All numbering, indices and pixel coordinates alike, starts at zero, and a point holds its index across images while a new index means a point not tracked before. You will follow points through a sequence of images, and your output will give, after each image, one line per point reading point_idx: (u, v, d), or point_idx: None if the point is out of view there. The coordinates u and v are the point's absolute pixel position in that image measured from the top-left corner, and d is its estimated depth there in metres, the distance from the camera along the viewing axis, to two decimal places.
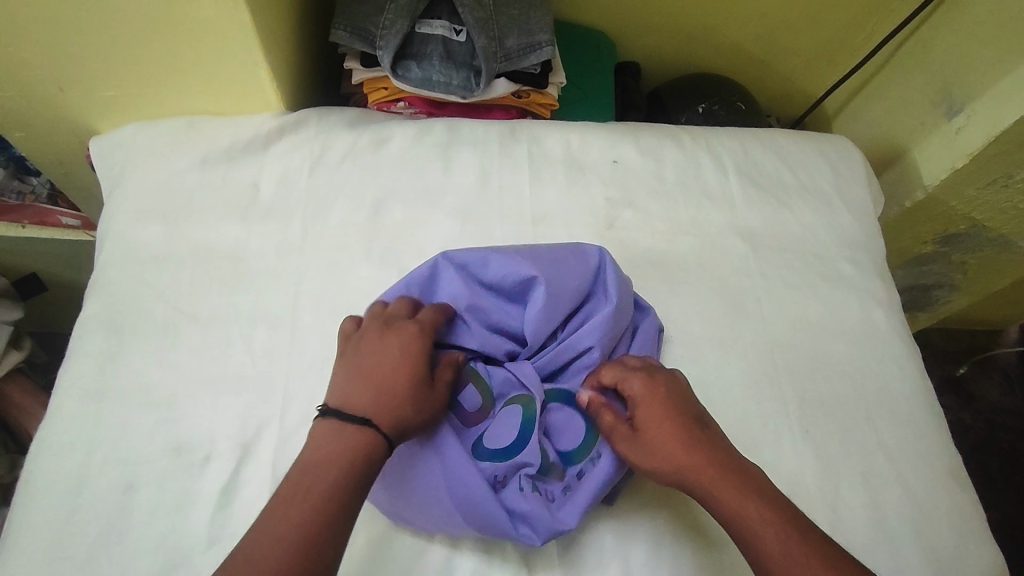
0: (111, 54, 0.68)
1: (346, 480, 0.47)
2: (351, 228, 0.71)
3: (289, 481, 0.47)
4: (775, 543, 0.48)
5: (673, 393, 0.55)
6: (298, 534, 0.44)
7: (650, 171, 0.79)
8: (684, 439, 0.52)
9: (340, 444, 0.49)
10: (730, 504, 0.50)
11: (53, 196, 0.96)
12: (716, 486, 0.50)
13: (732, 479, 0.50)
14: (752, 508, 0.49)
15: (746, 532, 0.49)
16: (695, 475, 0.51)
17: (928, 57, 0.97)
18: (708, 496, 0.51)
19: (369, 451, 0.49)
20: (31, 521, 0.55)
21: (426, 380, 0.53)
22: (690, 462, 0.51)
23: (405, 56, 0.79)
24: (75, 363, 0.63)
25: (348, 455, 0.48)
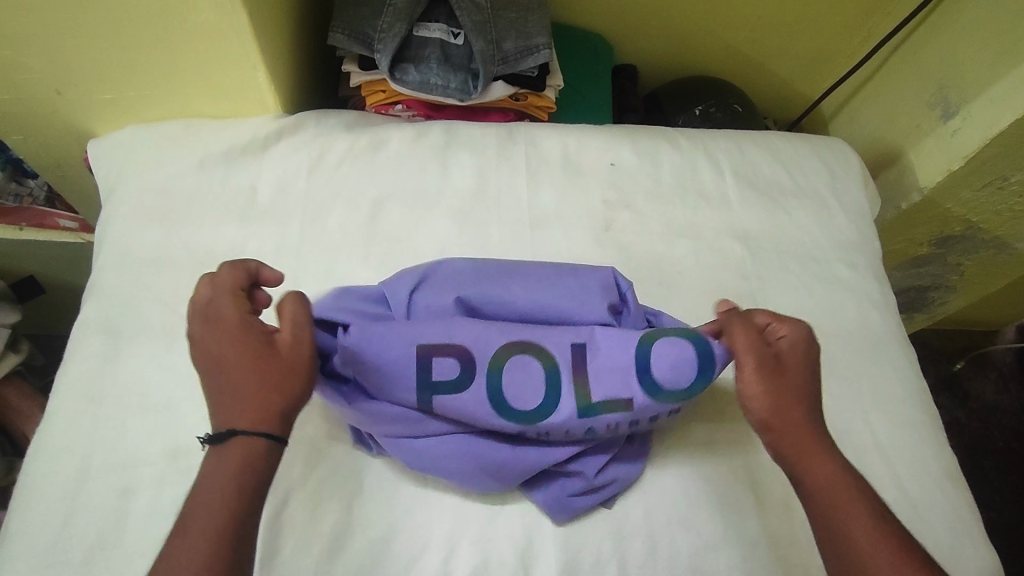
0: (109, 57, 0.68)
1: (240, 491, 0.45)
2: (349, 230, 0.71)
3: (188, 502, 0.45)
4: (859, 520, 0.48)
5: (812, 348, 0.55)
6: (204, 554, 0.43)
7: (647, 173, 0.80)
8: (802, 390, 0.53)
9: (225, 459, 0.45)
10: (823, 470, 0.51)
11: (50, 198, 0.95)
12: (815, 450, 0.51)
13: (825, 450, 0.51)
14: (844, 483, 0.50)
15: (829, 496, 0.50)
16: (796, 428, 0.52)
17: (923, 59, 0.97)
18: (798, 454, 0.51)
19: (250, 453, 0.46)
20: (29, 524, 0.55)
21: (261, 349, 0.48)
22: (794, 420, 0.52)
23: (403, 59, 0.80)
24: (73, 366, 0.63)
25: (237, 467, 0.45)
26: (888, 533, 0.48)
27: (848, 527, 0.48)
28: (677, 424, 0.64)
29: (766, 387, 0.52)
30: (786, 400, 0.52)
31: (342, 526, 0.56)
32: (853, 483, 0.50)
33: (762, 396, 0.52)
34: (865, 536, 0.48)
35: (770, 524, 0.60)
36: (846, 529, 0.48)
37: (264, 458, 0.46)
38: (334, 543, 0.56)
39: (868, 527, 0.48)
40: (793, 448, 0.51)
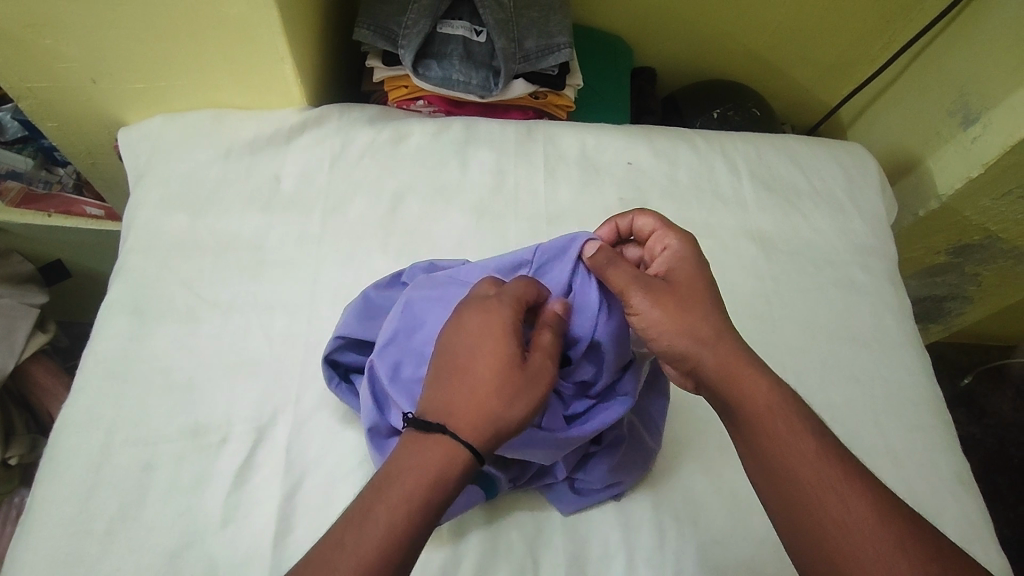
0: (144, 49, 0.71)
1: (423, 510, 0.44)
2: (369, 221, 0.73)
3: (378, 485, 0.45)
4: (790, 434, 0.47)
5: (692, 262, 0.54)
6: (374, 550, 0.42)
7: (665, 173, 0.80)
8: (700, 312, 0.51)
9: (394, 510, 0.43)
10: (754, 399, 0.48)
11: (78, 186, 1.01)
12: (737, 374, 0.49)
13: (749, 369, 0.49)
14: (778, 407, 0.48)
15: (766, 430, 0.47)
16: (709, 347, 0.50)
17: (945, 67, 0.97)
18: (721, 379, 0.49)
19: (446, 461, 0.45)
20: (53, 496, 0.57)
21: (516, 356, 0.48)
22: (715, 345, 0.50)
23: (426, 55, 0.81)
24: (99, 344, 0.64)
25: (395, 541, 0.42)
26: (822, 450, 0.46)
27: (779, 452, 0.46)
28: (688, 422, 0.64)
29: (658, 328, 0.50)
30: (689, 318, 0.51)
31: None
32: (786, 405, 0.48)
33: (654, 319, 0.50)
34: (792, 458, 0.46)
35: None
36: (787, 463, 0.46)
37: (420, 538, 0.44)
38: None
39: (813, 453, 0.46)
40: (719, 370, 0.49)
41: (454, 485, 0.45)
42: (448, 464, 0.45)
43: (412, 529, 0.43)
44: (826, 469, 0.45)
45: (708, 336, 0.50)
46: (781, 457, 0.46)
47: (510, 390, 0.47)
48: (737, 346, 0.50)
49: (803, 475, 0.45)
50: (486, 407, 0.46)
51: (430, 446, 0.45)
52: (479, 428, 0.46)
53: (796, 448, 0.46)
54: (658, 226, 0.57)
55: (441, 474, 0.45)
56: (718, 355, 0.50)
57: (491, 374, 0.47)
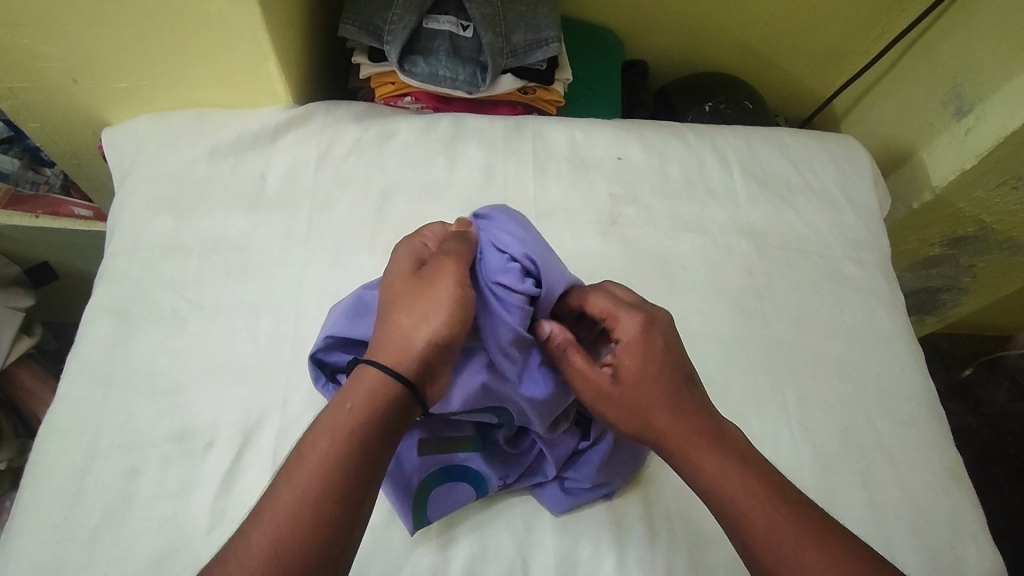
0: (125, 47, 0.69)
1: (355, 440, 0.46)
2: (356, 220, 0.72)
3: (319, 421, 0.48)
4: (749, 505, 0.48)
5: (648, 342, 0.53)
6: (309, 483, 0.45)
7: (655, 168, 0.80)
8: (653, 393, 0.52)
9: (323, 445, 0.46)
10: (709, 472, 0.50)
11: (66, 186, 0.99)
12: (693, 449, 0.50)
13: (706, 445, 0.50)
14: (733, 474, 0.49)
15: (723, 497, 0.49)
16: (666, 432, 0.51)
17: (938, 58, 0.96)
18: (679, 457, 0.51)
19: (374, 386, 0.48)
20: (38, 502, 0.56)
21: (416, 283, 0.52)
22: (672, 426, 0.51)
23: (413, 51, 0.80)
24: (83, 348, 0.64)
25: (325, 469, 0.45)
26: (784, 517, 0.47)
27: (743, 524, 0.48)
28: None
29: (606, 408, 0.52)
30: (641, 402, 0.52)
31: None
32: (744, 472, 0.49)
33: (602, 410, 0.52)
34: (756, 528, 0.47)
35: None
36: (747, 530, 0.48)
37: (354, 465, 0.46)
38: None
39: (768, 515, 0.47)
40: (678, 447, 0.51)
41: (378, 412, 0.47)
42: (364, 391, 0.48)
43: (339, 457, 0.46)
44: (789, 536, 0.47)
45: (664, 413, 0.51)
46: (742, 525, 0.48)
47: (418, 311, 0.51)
48: (697, 422, 0.51)
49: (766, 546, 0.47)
50: (399, 332, 0.50)
51: (353, 379, 0.49)
52: (395, 351, 0.49)
53: (755, 519, 0.48)
54: (611, 308, 0.55)
55: (363, 401, 0.47)
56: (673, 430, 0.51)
57: (402, 307, 0.51)
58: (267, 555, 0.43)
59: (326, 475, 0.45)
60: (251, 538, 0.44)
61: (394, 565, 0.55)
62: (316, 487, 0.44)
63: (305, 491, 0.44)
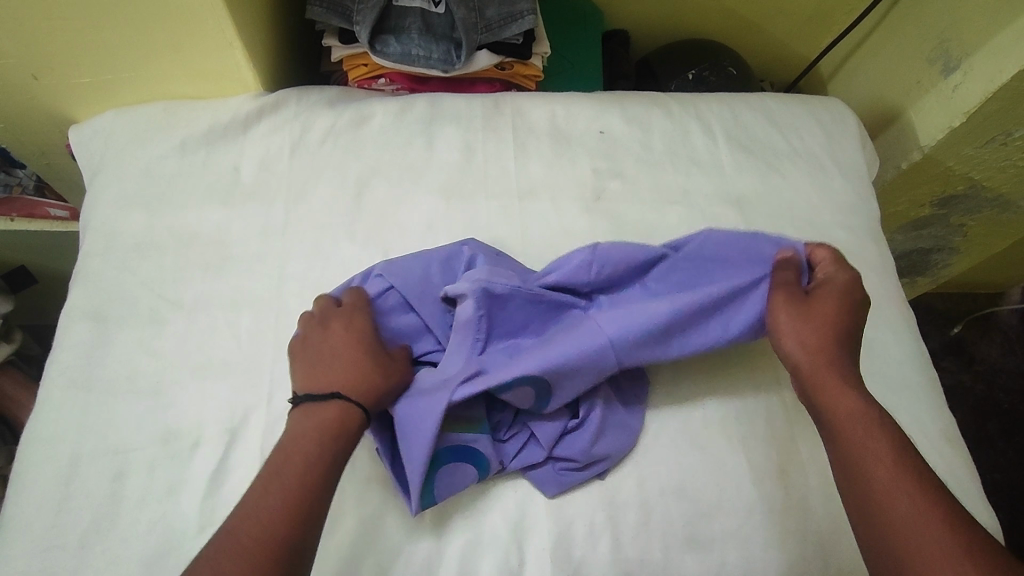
0: (84, 40, 0.66)
1: (324, 450, 0.51)
2: (335, 208, 0.70)
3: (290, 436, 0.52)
4: (881, 459, 0.50)
5: (848, 289, 0.60)
6: (285, 484, 0.49)
7: (638, 140, 0.78)
8: (829, 329, 0.58)
9: (297, 455, 0.50)
10: (839, 412, 0.53)
11: (40, 187, 0.94)
12: (831, 393, 0.54)
13: (850, 397, 0.54)
14: (863, 419, 0.52)
15: (855, 441, 0.51)
16: (813, 368, 0.56)
17: (923, 13, 0.94)
18: (818, 395, 0.55)
19: (338, 415, 0.52)
20: (24, 512, 0.55)
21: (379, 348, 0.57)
22: (823, 369, 0.56)
23: (383, 31, 0.77)
24: (61, 353, 0.63)
25: (300, 475, 0.49)
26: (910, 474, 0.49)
27: (871, 465, 0.50)
28: (669, 398, 0.63)
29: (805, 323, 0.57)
30: (812, 332, 0.57)
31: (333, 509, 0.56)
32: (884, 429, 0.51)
33: (788, 324, 0.58)
34: (886, 474, 0.49)
35: (768, 492, 0.60)
36: (869, 474, 0.50)
37: (322, 471, 0.50)
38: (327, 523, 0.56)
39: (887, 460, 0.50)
40: (815, 386, 0.55)
41: (337, 433, 0.52)
42: (340, 418, 0.52)
43: (309, 472, 0.50)
44: (909, 492, 0.48)
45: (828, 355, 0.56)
46: (871, 466, 0.50)
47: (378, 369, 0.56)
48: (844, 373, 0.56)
49: (893, 496, 0.48)
50: (359, 374, 0.55)
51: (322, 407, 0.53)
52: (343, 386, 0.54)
53: (870, 455, 0.50)
54: (833, 260, 0.63)
55: (333, 419, 0.52)
56: (819, 366, 0.56)
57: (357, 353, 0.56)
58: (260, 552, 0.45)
59: (300, 477, 0.49)
60: (231, 547, 0.46)
61: (389, 555, 0.55)
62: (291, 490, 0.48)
63: (272, 505, 0.48)
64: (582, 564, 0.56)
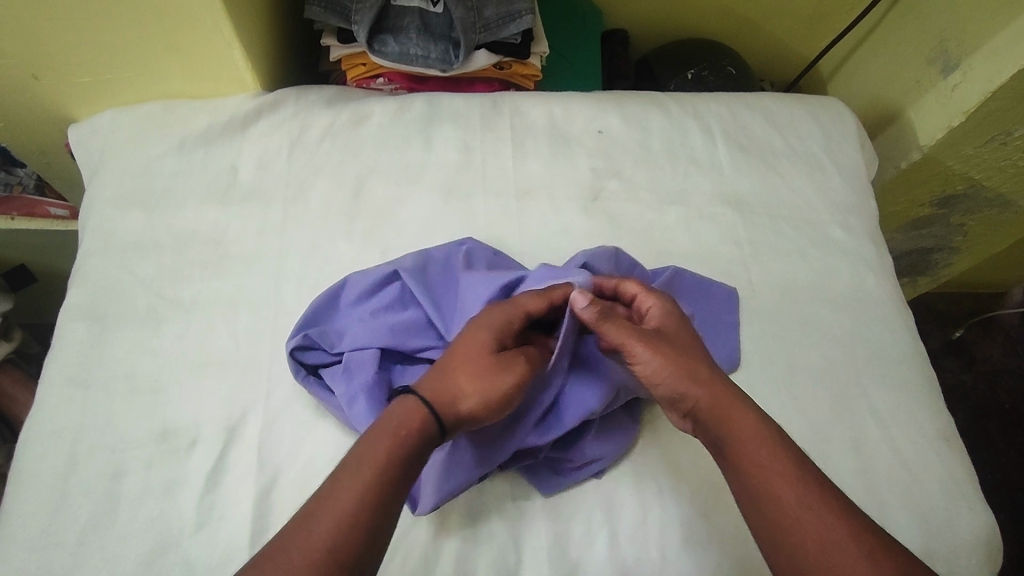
0: (83, 39, 0.67)
1: (405, 455, 0.48)
2: (333, 207, 0.70)
3: (369, 429, 0.50)
4: (781, 480, 0.48)
5: (679, 314, 0.57)
6: (362, 481, 0.47)
7: (636, 139, 0.78)
8: (697, 361, 0.54)
9: (371, 456, 0.48)
10: (741, 435, 0.51)
11: (40, 186, 0.93)
12: (727, 419, 0.52)
13: (740, 419, 0.51)
14: (762, 441, 0.50)
15: (750, 464, 0.50)
16: (708, 400, 0.52)
17: (923, 12, 0.93)
18: (714, 423, 0.52)
19: (419, 427, 0.49)
20: (22, 510, 0.56)
21: (501, 361, 0.52)
22: (715, 398, 0.52)
23: (382, 30, 0.78)
24: (59, 352, 0.63)
25: (376, 474, 0.47)
26: (810, 487, 0.48)
27: (769, 489, 0.48)
28: None
29: (664, 364, 0.53)
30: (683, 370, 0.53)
31: None
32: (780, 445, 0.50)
33: (654, 368, 0.53)
34: (790, 490, 0.48)
35: None
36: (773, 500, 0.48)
37: (400, 476, 0.48)
38: None
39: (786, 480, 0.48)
40: (713, 413, 0.52)
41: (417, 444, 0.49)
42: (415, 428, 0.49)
43: (384, 474, 0.47)
44: (813, 508, 0.47)
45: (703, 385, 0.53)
46: (772, 489, 0.48)
47: (487, 386, 0.51)
48: (734, 396, 0.53)
49: (792, 512, 0.47)
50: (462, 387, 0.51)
51: (405, 407, 0.50)
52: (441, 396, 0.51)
53: (764, 475, 0.49)
54: (643, 290, 0.58)
55: (412, 428, 0.49)
56: (715, 396, 0.52)
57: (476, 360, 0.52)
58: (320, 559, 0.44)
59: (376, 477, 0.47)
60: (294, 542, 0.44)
61: (386, 554, 0.55)
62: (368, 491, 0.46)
63: (349, 502, 0.46)
64: (579, 563, 0.56)
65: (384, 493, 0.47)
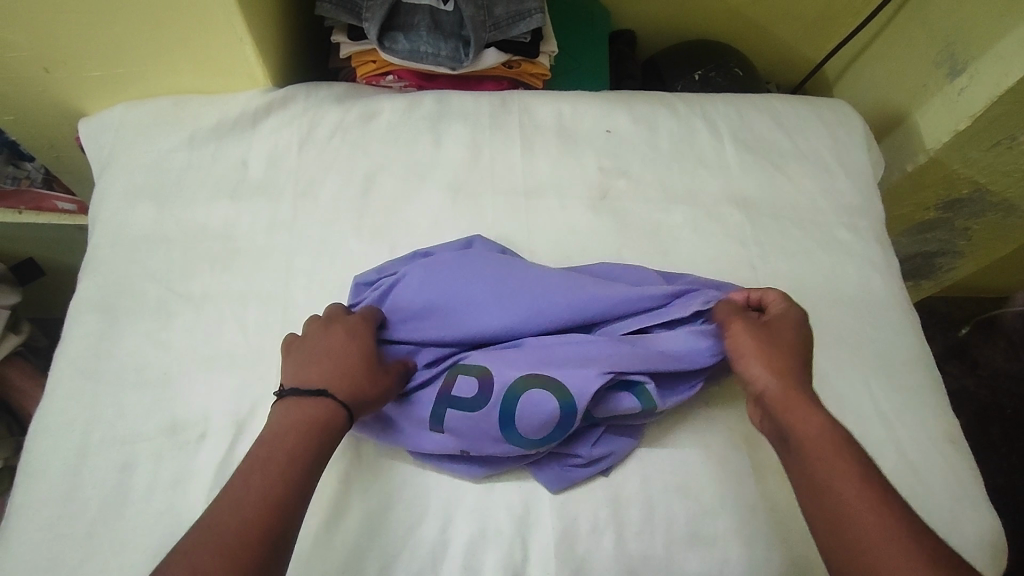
0: (95, 34, 0.67)
1: (308, 449, 0.50)
2: (342, 203, 0.71)
3: (269, 430, 0.51)
4: (848, 484, 0.47)
5: (804, 323, 0.58)
6: (271, 477, 0.47)
7: (644, 139, 0.78)
8: (788, 359, 0.55)
9: (280, 451, 0.49)
10: (807, 434, 0.50)
11: (48, 180, 0.96)
12: (798, 416, 0.52)
13: (816, 417, 0.51)
14: (831, 442, 0.49)
15: (816, 463, 0.49)
16: (785, 395, 0.53)
17: (930, 16, 0.94)
18: (784, 418, 0.52)
19: (324, 416, 0.51)
20: (32, 501, 0.56)
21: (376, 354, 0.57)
22: (788, 395, 0.53)
23: (392, 28, 0.78)
24: (70, 344, 0.63)
25: (283, 468, 0.48)
26: (879, 495, 0.46)
27: (837, 490, 0.47)
28: None
29: (749, 357, 0.55)
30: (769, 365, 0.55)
31: (338, 501, 0.56)
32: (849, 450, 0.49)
33: (746, 354, 0.56)
34: (853, 496, 0.46)
35: (772, 490, 0.60)
36: (834, 499, 0.47)
37: (307, 469, 0.49)
38: (333, 514, 0.56)
39: (850, 484, 0.47)
40: (782, 409, 0.53)
41: (321, 435, 0.51)
42: (321, 417, 0.51)
43: (291, 467, 0.48)
44: (877, 516, 0.45)
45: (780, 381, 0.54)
46: (837, 491, 0.47)
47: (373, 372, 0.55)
48: (807, 396, 0.53)
49: (857, 517, 0.45)
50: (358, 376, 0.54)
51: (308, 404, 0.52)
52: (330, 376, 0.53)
53: (832, 475, 0.48)
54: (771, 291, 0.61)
55: (316, 411, 0.51)
56: (787, 393, 0.53)
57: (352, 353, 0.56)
58: (237, 546, 0.43)
59: (287, 470, 0.48)
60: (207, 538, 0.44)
61: (394, 548, 0.55)
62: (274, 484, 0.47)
63: (257, 494, 0.46)
64: (587, 559, 0.56)
65: (292, 487, 0.48)
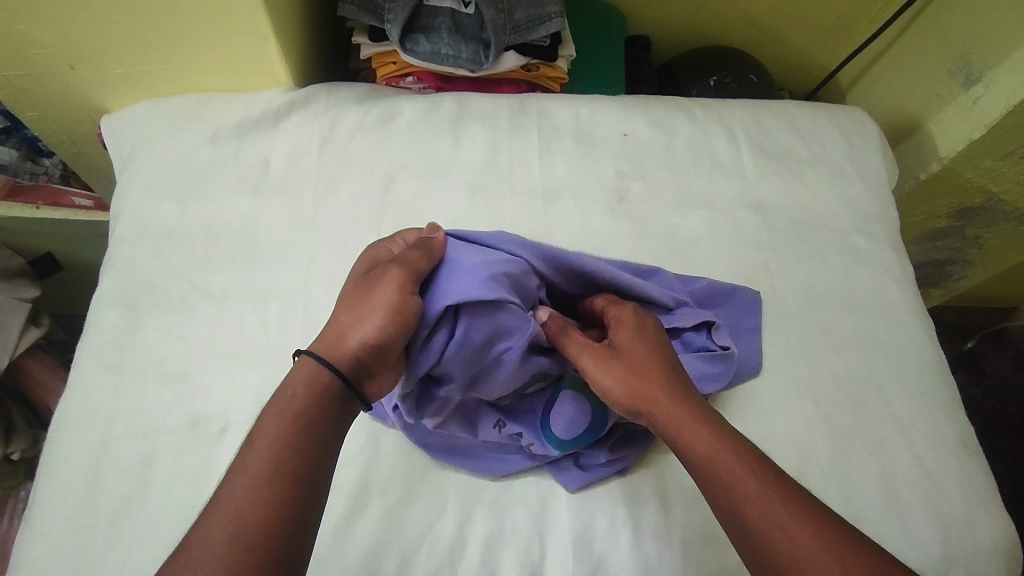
0: (122, 31, 0.68)
1: (309, 421, 0.47)
2: (362, 202, 0.71)
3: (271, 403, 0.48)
4: (749, 493, 0.48)
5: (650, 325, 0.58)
6: (269, 458, 0.45)
7: (661, 143, 0.79)
8: (648, 371, 0.55)
9: (278, 430, 0.46)
10: (700, 449, 0.51)
11: (65, 176, 0.97)
12: (681, 425, 0.52)
13: (697, 426, 0.52)
14: (719, 450, 0.50)
15: (716, 479, 0.49)
16: (659, 408, 0.53)
17: (946, 24, 0.94)
18: (671, 432, 0.53)
19: (309, 378, 0.48)
20: (55, 491, 0.56)
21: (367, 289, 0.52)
22: (669, 406, 0.53)
23: (414, 29, 0.79)
24: (93, 337, 0.64)
25: (280, 449, 0.45)
26: (779, 495, 0.47)
27: (742, 503, 0.48)
28: None
29: (607, 374, 0.55)
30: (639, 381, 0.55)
31: (357, 497, 0.57)
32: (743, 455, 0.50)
33: (609, 380, 0.55)
34: (757, 506, 0.47)
35: None
36: (740, 512, 0.48)
37: (307, 445, 0.46)
38: (352, 510, 0.56)
39: (752, 490, 0.48)
40: (666, 421, 0.53)
41: (318, 404, 0.48)
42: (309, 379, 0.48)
43: (290, 445, 0.46)
44: (785, 519, 0.46)
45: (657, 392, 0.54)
46: (744, 507, 0.48)
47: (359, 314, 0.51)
48: (687, 401, 0.54)
49: (769, 528, 0.46)
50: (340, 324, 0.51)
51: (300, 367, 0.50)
52: (328, 340, 0.50)
53: (735, 488, 0.48)
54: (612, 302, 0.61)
55: (302, 388, 0.48)
56: (666, 407, 0.53)
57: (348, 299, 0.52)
58: (246, 548, 0.42)
59: (285, 449, 0.46)
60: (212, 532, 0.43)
61: (413, 544, 0.56)
62: (274, 466, 0.45)
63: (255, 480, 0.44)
64: (603, 559, 0.56)
65: (293, 467, 0.45)
